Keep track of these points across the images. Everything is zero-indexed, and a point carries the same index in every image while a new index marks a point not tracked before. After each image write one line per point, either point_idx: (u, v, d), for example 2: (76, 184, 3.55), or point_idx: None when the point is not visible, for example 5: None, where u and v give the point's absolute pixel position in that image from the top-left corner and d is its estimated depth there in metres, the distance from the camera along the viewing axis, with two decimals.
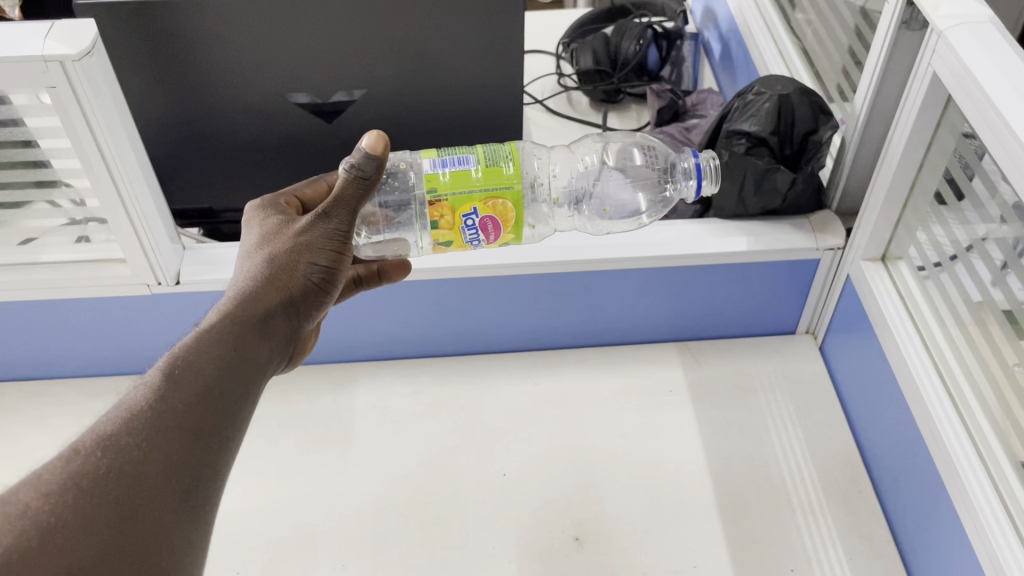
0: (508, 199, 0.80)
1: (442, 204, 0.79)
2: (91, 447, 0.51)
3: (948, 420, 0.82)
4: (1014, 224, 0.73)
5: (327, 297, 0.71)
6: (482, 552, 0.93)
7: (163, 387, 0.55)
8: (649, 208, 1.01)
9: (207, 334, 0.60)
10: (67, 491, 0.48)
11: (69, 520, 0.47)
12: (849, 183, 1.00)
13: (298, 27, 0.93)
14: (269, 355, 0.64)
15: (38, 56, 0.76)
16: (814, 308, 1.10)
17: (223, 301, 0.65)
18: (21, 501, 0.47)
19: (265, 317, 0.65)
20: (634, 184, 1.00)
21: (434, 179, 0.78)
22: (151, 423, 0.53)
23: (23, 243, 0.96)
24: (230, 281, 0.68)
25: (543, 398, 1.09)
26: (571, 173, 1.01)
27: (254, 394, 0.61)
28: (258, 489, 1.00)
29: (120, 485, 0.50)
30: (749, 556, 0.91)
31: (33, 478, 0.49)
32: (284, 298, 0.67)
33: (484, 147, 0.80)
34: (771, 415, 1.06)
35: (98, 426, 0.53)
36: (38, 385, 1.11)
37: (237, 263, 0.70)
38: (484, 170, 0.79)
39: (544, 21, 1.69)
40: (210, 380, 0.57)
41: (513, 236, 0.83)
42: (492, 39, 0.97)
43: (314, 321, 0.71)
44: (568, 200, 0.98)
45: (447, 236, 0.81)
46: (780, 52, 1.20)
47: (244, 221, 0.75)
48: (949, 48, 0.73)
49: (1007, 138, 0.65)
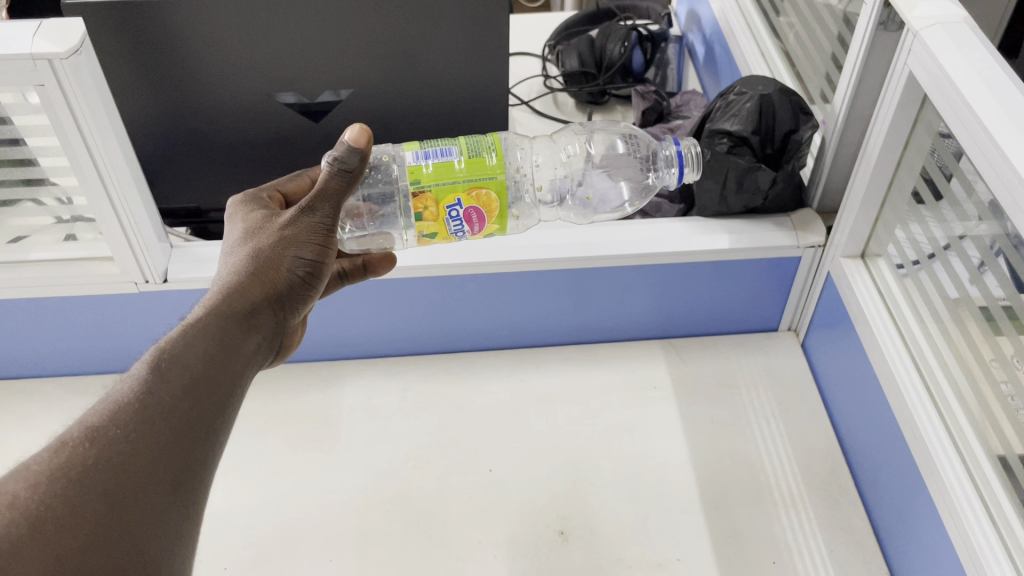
0: (491, 189, 0.81)
1: (426, 195, 0.80)
2: (78, 439, 0.51)
3: (927, 414, 0.84)
4: (990, 222, 0.75)
5: (311, 292, 0.72)
6: (468, 547, 0.94)
7: (149, 380, 0.56)
8: (634, 197, 1.02)
9: (191, 329, 0.61)
10: (56, 481, 0.48)
11: (59, 510, 0.47)
12: (830, 181, 1.02)
13: (285, 27, 0.94)
14: (253, 349, 0.65)
15: (26, 54, 0.76)
16: (796, 305, 1.12)
17: (207, 296, 0.66)
18: (9, 491, 0.47)
19: (250, 311, 0.66)
20: (616, 174, 1.01)
21: (417, 171, 0.79)
22: (137, 415, 0.54)
23: (12, 242, 0.97)
24: (213, 277, 0.69)
25: (529, 395, 1.10)
26: (555, 165, 1.02)
27: (239, 388, 0.62)
28: (246, 486, 1.00)
29: (109, 476, 0.50)
30: (732, 549, 0.93)
31: (20, 469, 0.49)
32: (269, 293, 0.68)
33: (466, 138, 0.81)
34: (753, 410, 1.07)
35: (85, 418, 0.53)
36: (25, 384, 1.11)
37: (220, 258, 0.71)
38: (467, 160, 0.80)
39: (529, 24, 1.70)
40: (195, 374, 0.58)
41: (497, 225, 0.84)
42: (479, 39, 0.98)
43: (298, 316, 0.72)
44: (551, 190, 0.99)
45: (431, 228, 0.82)
46: (762, 53, 1.22)
47: (227, 215, 0.75)
48: (925, 48, 0.75)
49: (983, 138, 0.66)
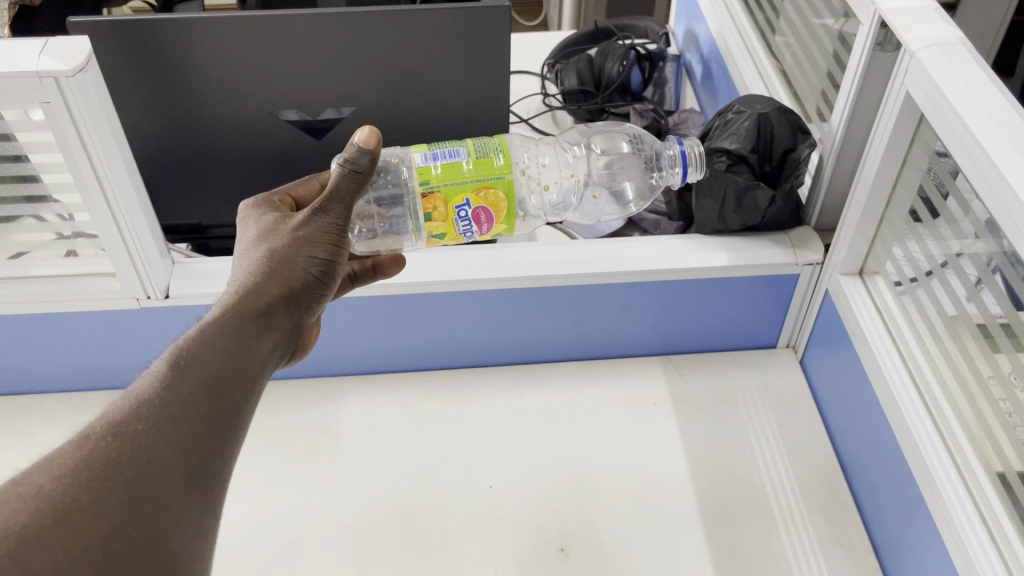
0: (499, 189, 0.82)
1: (435, 196, 0.80)
2: (100, 433, 0.51)
3: (927, 434, 0.84)
4: (986, 240, 0.75)
5: (326, 291, 0.73)
6: (468, 564, 0.93)
7: (169, 377, 0.56)
8: (636, 198, 1.05)
9: (209, 328, 0.61)
10: (79, 473, 0.49)
11: (82, 501, 0.48)
12: (828, 199, 1.03)
13: (286, 46, 0.95)
14: (271, 347, 0.65)
15: (32, 72, 0.77)
16: (794, 322, 1.12)
17: (224, 296, 0.66)
18: (34, 483, 0.47)
19: (267, 310, 0.66)
20: (621, 174, 1.05)
21: (426, 172, 0.79)
22: (158, 412, 0.54)
23: (15, 257, 0.97)
24: (229, 278, 0.69)
25: (528, 410, 1.10)
26: (562, 167, 1.05)
27: (257, 386, 0.62)
28: (247, 500, 1.00)
29: (131, 469, 0.50)
30: (732, 564, 0.93)
31: (43, 462, 0.49)
32: (286, 291, 0.68)
33: (473, 140, 0.82)
34: (752, 426, 1.07)
35: (107, 413, 0.53)
36: (26, 399, 1.11)
37: (234, 261, 0.72)
38: (475, 161, 0.81)
39: (528, 43, 1.73)
40: (214, 371, 0.58)
41: (505, 226, 0.85)
42: (480, 57, 0.99)
43: (313, 315, 0.73)
44: (559, 192, 1.00)
45: (440, 229, 0.83)
46: (760, 72, 1.24)
47: (239, 219, 0.76)
48: (922, 69, 0.75)
49: (981, 160, 0.67)
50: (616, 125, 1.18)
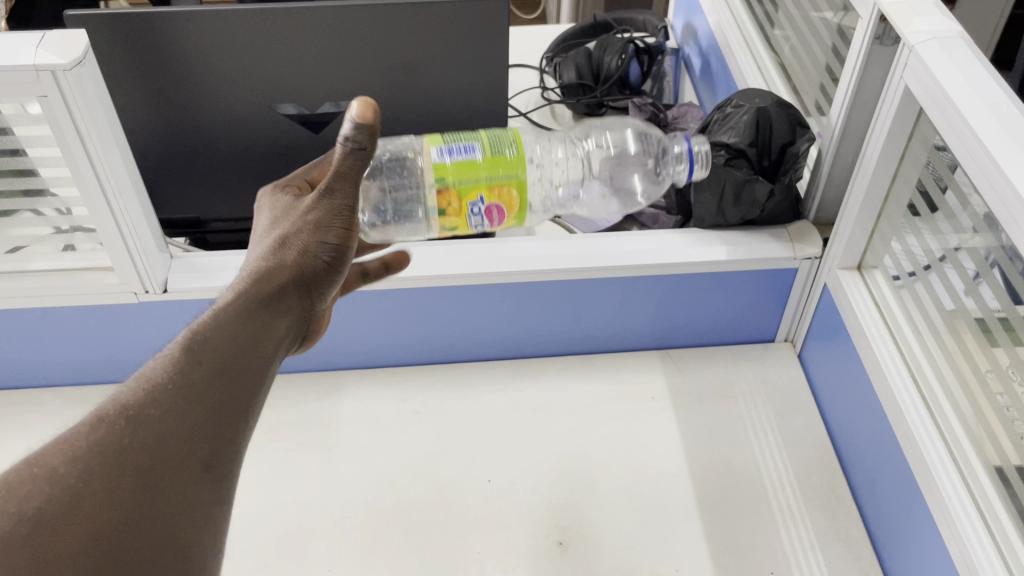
0: (514, 187, 0.82)
1: (448, 192, 0.80)
2: (115, 416, 0.51)
3: (925, 428, 0.84)
4: (985, 234, 0.75)
5: (338, 274, 0.71)
6: (467, 558, 0.94)
7: (184, 361, 0.56)
8: (643, 194, 1.05)
9: (223, 312, 0.61)
10: (91, 457, 0.49)
11: (93, 485, 0.48)
12: (826, 194, 1.03)
13: (283, 39, 0.94)
14: (283, 332, 0.65)
15: (30, 64, 0.77)
16: (793, 316, 1.12)
17: (237, 281, 0.66)
18: (49, 464, 0.48)
19: (277, 296, 0.66)
20: (629, 170, 1.05)
21: (442, 168, 0.79)
22: (171, 398, 0.54)
23: (12, 252, 0.96)
24: (245, 261, 0.70)
25: (527, 404, 1.10)
26: (570, 163, 1.04)
27: (268, 373, 0.62)
28: (246, 494, 1.00)
29: (142, 454, 0.50)
30: (731, 557, 0.93)
31: (55, 446, 0.49)
32: (296, 277, 0.68)
33: (488, 135, 0.82)
34: (750, 420, 1.07)
35: (119, 396, 0.53)
36: (25, 393, 1.11)
37: (251, 243, 0.72)
38: (490, 159, 0.80)
39: (527, 36, 1.72)
40: (227, 357, 0.58)
41: (517, 222, 0.85)
42: (478, 52, 0.99)
43: (325, 300, 0.72)
44: (567, 188, 1.01)
45: (452, 223, 0.83)
46: (759, 66, 1.23)
47: (257, 204, 0.77)
48: (922, 64, 0.75)
49: (980, 155, 0.67)
50: (623, 121, 1.18)
